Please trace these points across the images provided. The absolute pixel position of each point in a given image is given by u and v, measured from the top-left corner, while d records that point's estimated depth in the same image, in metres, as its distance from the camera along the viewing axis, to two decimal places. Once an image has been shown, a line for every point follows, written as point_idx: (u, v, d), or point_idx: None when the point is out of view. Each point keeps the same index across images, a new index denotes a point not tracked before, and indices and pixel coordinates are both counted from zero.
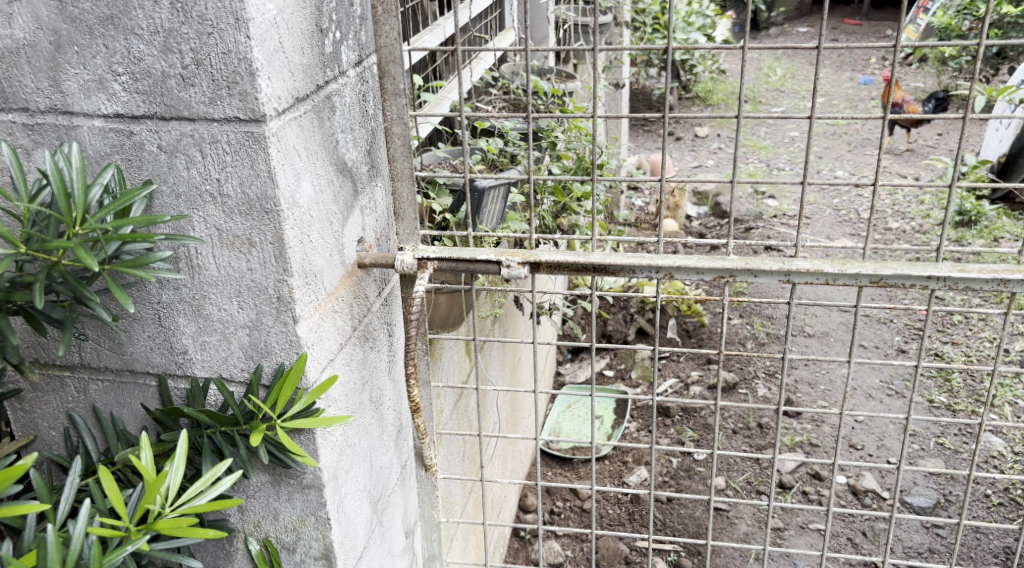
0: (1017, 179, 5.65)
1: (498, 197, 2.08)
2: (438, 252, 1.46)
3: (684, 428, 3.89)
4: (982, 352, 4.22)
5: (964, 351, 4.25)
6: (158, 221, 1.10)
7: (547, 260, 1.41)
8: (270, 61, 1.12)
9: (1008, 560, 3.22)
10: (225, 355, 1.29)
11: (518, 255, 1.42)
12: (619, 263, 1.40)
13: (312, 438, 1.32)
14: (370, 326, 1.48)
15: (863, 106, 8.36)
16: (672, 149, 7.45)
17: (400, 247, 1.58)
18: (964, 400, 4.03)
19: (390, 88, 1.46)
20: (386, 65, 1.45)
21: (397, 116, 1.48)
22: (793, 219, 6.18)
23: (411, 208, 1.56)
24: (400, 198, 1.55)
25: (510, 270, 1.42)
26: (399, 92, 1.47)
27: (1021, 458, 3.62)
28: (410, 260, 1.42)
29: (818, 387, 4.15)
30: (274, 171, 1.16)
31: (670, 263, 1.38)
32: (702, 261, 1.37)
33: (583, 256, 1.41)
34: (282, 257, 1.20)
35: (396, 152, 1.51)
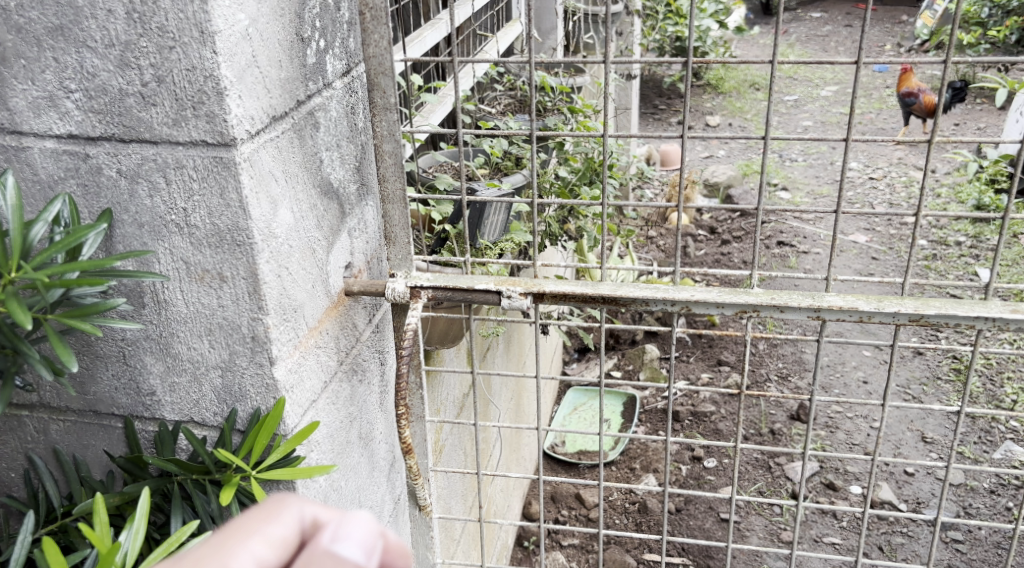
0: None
1: (501, 207, 1.94)
2: (433, 279, 1.34)
3: (694, 433, 3.79)
4: (1002, 355, 4.11)
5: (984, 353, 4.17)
6: (109, 264, 0.97)
7: (551, 293, 1.27)
8: (241, 79, 1.00)
9: None
10: (197, 398, 1.18)
11: (521, 285, 1.30)
12: (632, 296, 1.26)
13: (291, 488, 1.20)
14: (359, 357, 1.37)
15: (877, 96, 8.25)
16: (683, 137, 7.35)
17: (393, 272, 1.46)
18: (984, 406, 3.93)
19: (379, 100, 1.34)
20: (375, 76, 1.33)
21: (388, 132, 1.35)
22: (807, 212, 6.07)
23: (404, 231, 1.43)
24: (390, 218, 1.43)
25: (511, 301, 1.29)
26: (389, 105, 1.34)
27: None
28: (402, 289, 1.30)
29: (832, 390, 4.05)
30: (245, 199, 1.03)
31: (687, 294, 1.25)
32: (724, 294, 1.24)
33: (591, 285, 1.28)
34: (256, 294, 1.08)
35: (387, 172, 1.38)
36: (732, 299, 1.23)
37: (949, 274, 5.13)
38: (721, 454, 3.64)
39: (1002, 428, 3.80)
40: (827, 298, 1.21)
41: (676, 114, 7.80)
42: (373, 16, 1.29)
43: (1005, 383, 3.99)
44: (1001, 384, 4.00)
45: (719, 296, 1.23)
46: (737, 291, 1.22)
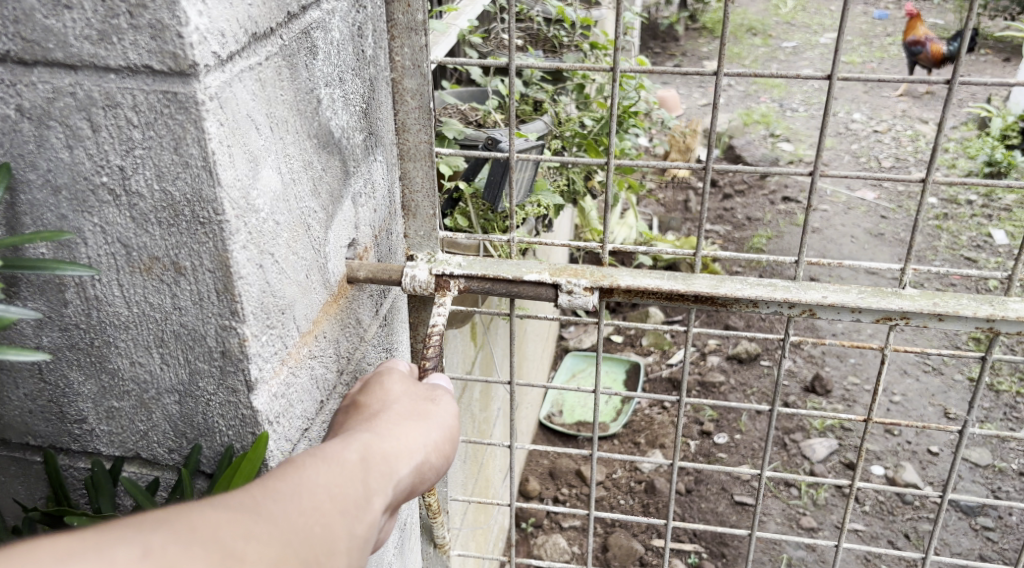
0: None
1: (529, 163, 1.59)
2: (465, 268, 1.04)
3: (702, 406, 3.49)
4: None
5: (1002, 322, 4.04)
6: None
7: (630, 289, 1.01)
8: None
9: None
10: (144, 429, 0.85)
11: (586, 277, 1.03)
12: (738, 296, 1.02)
13: None
14: (364, 362, 1.04)
15: (878, 45, 7.91)
16: (678, 84, 6.99)
17: (410, 255, 1.15)
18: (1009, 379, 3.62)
19: (398, 16, 1.01)
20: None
21: (411, 62, 1.03)
22: (811, 165, 5.75)
23: (427, 201, 1.12)
24: (409, 179, 1.11)
25: (572, 298, 1.02)
26: (412, 25, 1.02)
27: None
28: (425, 277, 1.01)
29: (848, 360, 3.73)
30: (210, 156, 0.69)
31: (815, 295, 1.02)
32: (865, 297, 1.02)
33: (683, 281, 1.02)
34: (227, 292, 0.75)
35: (409, 118, 1.06)
36: (889, 301, 1.01)
37: (961, 236, 4.83)
38: (733, 430, 3.33)
39: None
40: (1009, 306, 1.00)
41: (671, 59, 7.45)
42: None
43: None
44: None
45: (867, 298, 1.02)
46: (893, 293, 1.00)
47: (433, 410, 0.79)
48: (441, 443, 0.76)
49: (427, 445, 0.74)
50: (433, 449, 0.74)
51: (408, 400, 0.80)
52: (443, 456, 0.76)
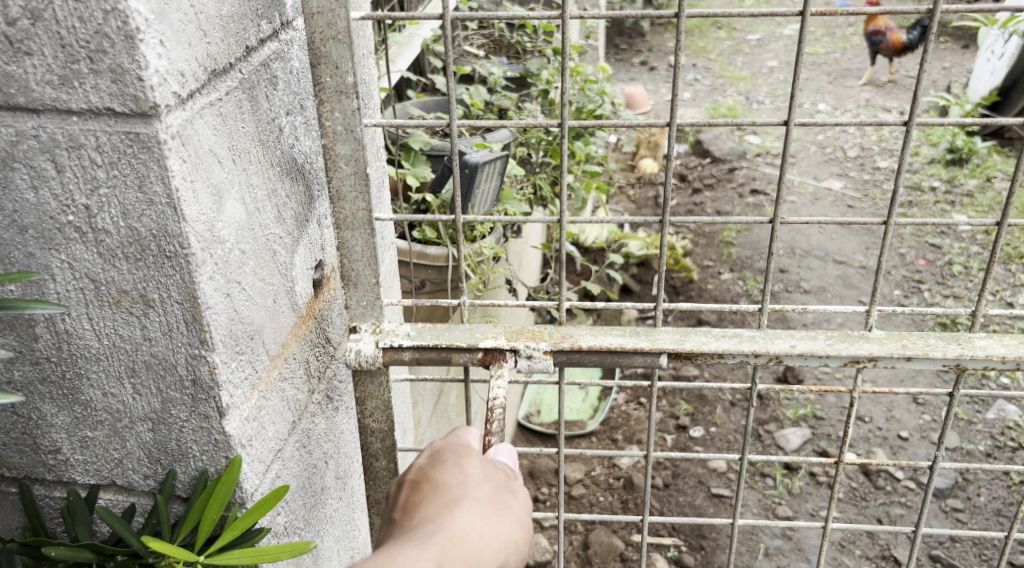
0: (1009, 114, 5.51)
1: (494, 173, 1.59)
2: (414, 340, 1.06)
3: (678, 400, 3.53)
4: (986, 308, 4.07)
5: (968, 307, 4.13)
6: None
7: (588, 350, 1.06)
8: (161, 14, 0.67)
9: None
10: (119, 457, 0.86)
11: (544, 340, 1.07)
12: (703, 349, 1.08)
13: None
14: (333, 380, 1.06)
15: (842, 36, 8.01)
16: (646, 80, 7.08)
17: (351, 326, 1.09)
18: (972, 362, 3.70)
19: (325, 82, 0.95)
20: (319, 43, 0.94)
21: (343, 128, 0.96)
22: (778, 158, 5.82)
23: (368, 271, 1.05)
24: (347, 248, 1.04)
25: (531, 362, 1.06)
26: (341, 88, 0.95)
27: None
28: (370, 352, 1.07)
29: (819, 349, 3.79)
30: (174, 193, 0.71)
31: (782, 344, 1.08)
32: (832, 343, 1.08)
33: (650, 340, 1.07)
34: (195, 321, 0.77)
35: (343, 186, 0.99)
36: (857, 348, 1.07)
37: (925, 222, 4.91)
38: (709, 423, 3.36)
39: (995, 386, 3.46)
40: (965, 347, 1.08)
41: (638, 55, 7.54)
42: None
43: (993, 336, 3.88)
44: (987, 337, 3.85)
45: (835, 346, 1.08)
46: (860, 340, 1.06)
47: (516, 499, 0.80)
48: (518, 540, 0.78)
49: (505, 545, 0.76)
50: (508, 548, 0.77)
51: (489, 482, 0.81)
52: (518, 551, 0.78)
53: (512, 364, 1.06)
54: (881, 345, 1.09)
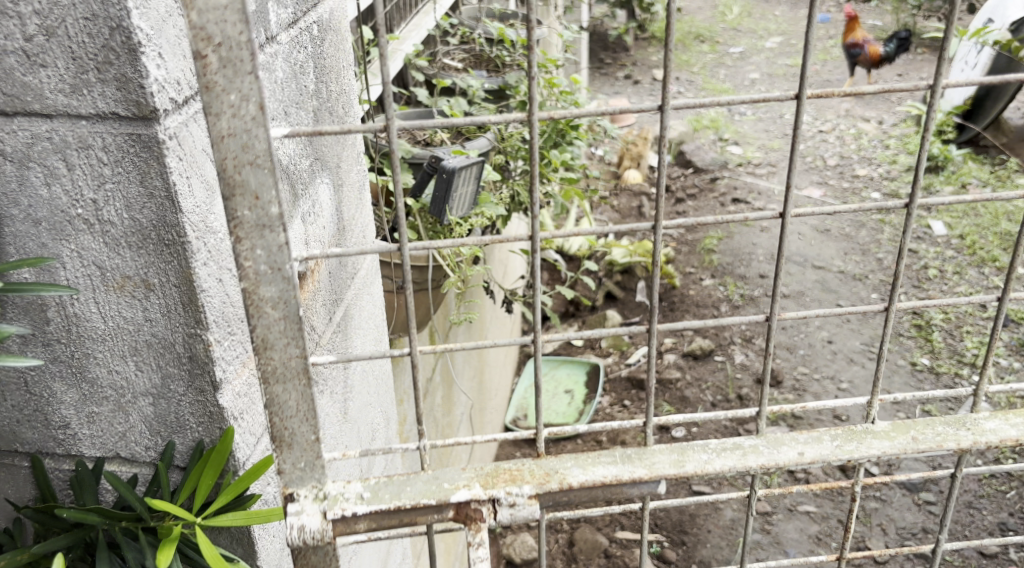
0: (983, 121, 5.66)
1: (472, 177, 1.69)
2: (366, 505, 0.99)
3: (660, 402, 3.64)
4: (960, 310, 4.21)
5: (942, 309, 4.25)
6: None
7: (580, 487, 1.03)
8: (161, 31, 0.77)
9: None
10: (123, 430, 0.95)
11: (525, 482, 1.03)
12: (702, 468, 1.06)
13: (243, 530, 0.99)
14: (320, 365, 1.16)
15: (822, 48, 8.16)
16: (630, 94, 7.24)
17: (286, 491, 0.98)
18: (946, 361, 3.82)
19: (243, 213, 0.84)
20: (233, 169, 0.82)
21: (268, 266, 0.86)
22: (759, 167, 5.93)
23: (302, 426, 0.95)
24: (279, 404, 0.93)
25: (515, 510, 1.01)
26: (263, 220, 0.85)
27: None
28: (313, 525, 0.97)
29: (798, 351, 3.90)
30: (173, 188, 0.81)
31: (787, 452, 1.08)
32: (838, 444, 1.09)
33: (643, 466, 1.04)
34: (191, 304, 0.86)
35: (271, 331, 0.89)
36: (867, 449, 1.09)
37: (902, 228, 5.03)
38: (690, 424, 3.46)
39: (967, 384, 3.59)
40: (973, 431, 1.12)
41: (622, 69, 7.70)
42: (221, 70, 0.78)
43: (965, 336, 3.95)
44: (960, 338, 3.94)
45: (845, 449, 1.09)
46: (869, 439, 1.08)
47: None
48: None
49: None
50: None
51: None
52: None
53: (489, 518, 1.01)
54: (889, 440, 1.11)
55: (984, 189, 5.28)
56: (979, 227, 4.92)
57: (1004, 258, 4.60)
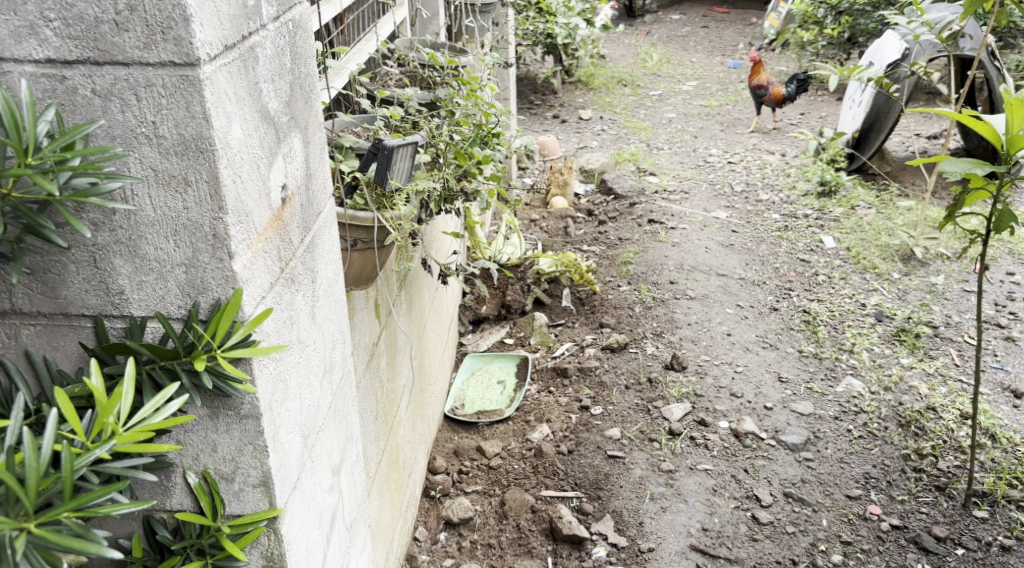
0: (867, 151, 6.69)
1: (405, 156, 2.20)
2: None
3: (581, 386, 4.33)
4: (842, 307, 5.10)
5: (828, 307, 5.11)
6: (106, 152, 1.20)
7: None
8: (202, 9, 1.21)
9: (867, 485, 3.73)
10: (162, 293, 1.35)
11: None
12: None
13: (251, 367, 1.38)
14: (294, 270, 1.57)
15: (733, 89, 8.94)
16: (558, 131, 7.91)
17: None
18: (828, 348, 4.72)
19: None
20: None
21: None
22: (673, 194, 6.54)
23: None
24: None
25: None
26: None
27: (876, 397, 4.28)
28: None
29: (701, 342, 4.68)
30: (207, 111, 1.24)
31: None
32: None
33: None
34: (217, 196, 1.28)
35: None
36: None
37: (798, 243, 5.86)
38: (606, 403, 4.16)
39: (843, 366, 4.55)
40: None
41: (550, 110, 8.39)
42: None
43: (845, 329, 4.88)
44: (842, 331, 4.87)
45: None
46: None
47: None
48: None
49: None
50: None
51: None
52: None
53: None
54: None
55: (869, 211, 6.26)
56: (863, 240, 5.84)
57: (881, 266, 5.51)
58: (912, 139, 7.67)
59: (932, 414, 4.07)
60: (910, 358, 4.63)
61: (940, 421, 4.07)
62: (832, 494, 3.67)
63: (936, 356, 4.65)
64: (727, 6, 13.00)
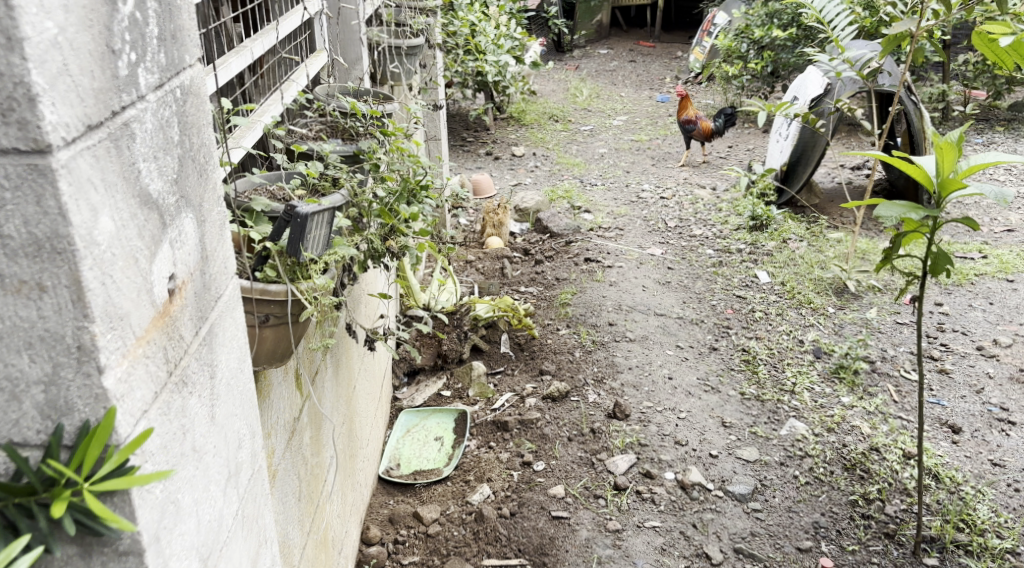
0: (796, 185, 6.74)
1: (321, 223, 1.99)
2: None
3: (522, 440, 4.15)
4: (780, 345, 5.02)
5: (766, 345, 5.02)
6: None
7: None
8: (53, 86, 1.02)
9: (817, 535, 3.61)
10: (16, 417, 1.14)
11: None
12: None
13: (127, 500, 1.18)
14: (188, 370, 1.37)
15: (662, 123, 8.95)
16: (492, 169, 7.80)
17: None
18: (769, 389, 4.62)
19: None
20: None
21: None
22: (608, 231, 6.45)
23: None
24: None
25: None
26: None
27: (821, 439, 4.19)
28: None
29: (643, 388, 4.54)
30: (63, 205, 1.05)
31: None
32: None
33: None
34: (80, 302, 1.09)
35: None
36: None
37: (733, 278, 5.78)
38: (549, 457, 3.98)
39: (786, 408, 4.45)
40: None
41: (483, 147, 8.29)
42: None
43: (784, 368, 4.79)
44: (782, 370, 4.77)
45: None
46: None
47: None
48: None
49: None
50: None
51: None
52: None
53: None
54: None
55: (800, 243, 6.23)
56: (796, 274, 5.80)
57: (816, 300, 5.47)
58: (837, 170, 7.77)
59: (876, 456, 3.99)
60: (850, 397, 4.56)
61: (884, 462, 3.99)
62: (782, 547, 3.55)
63: (876, 393, 4.59)
64: (652, 42, 13.15)
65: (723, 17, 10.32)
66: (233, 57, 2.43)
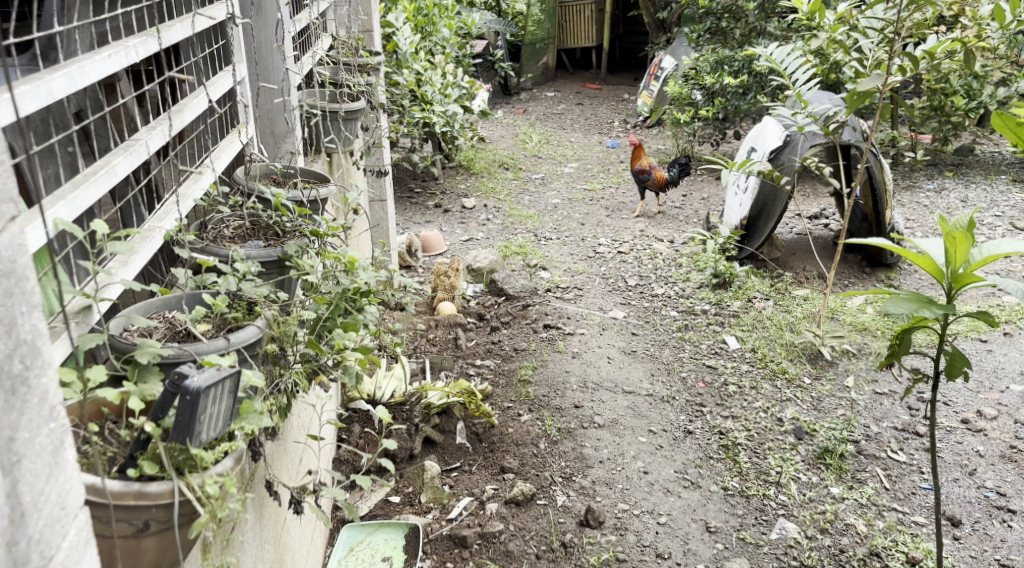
0: (756, 241, 6.32)
1: (222, 395, 1.57)
2: None
3: (484, 560, 3.67)
4: (759, 424, 4.56)
5: (744, 426, 4.55)
6: None
7: None
8: None
9: None
10: None
11: None
12: None
13: None
14: None
15: (615, 171, 8.58)
16: (441, 223, 7.33)
17: None
18: (754, 482, 4.14)
19: None
20: None
21: None
22: (566, 292, 6.00)
23: None
24: None
25: None
26: None
27: (816, 545, 3.74)
28: None
29: (616, 486, 4.07)
30: None
31: None
32: None
33: None
34: None
35: None
36: None
37: (701, 345, 5.35)
38: None
39: (773, 504, 3.99)
40: None
41: (431, 199, 7.82)
42: None
43: (766, 454, 4.32)
44: (763, 456, 4.31)
45: None
46: None
47: None
48: None
49: None
50: None
51: None
52: None
53: None
54: None
55: (766, 302, 5.85)
56: (766, 338, 5.37)
57: (791, 370, 5.04)
58: (795, 219, 7.43)
59: None
60: (840, 487, 4.13)
61: None
62: None
63: (865, 481, 4.17)
64: (598, 83, 12.85)
65: (670, 60, 10.01)
66: (118, 155, 1.94)
